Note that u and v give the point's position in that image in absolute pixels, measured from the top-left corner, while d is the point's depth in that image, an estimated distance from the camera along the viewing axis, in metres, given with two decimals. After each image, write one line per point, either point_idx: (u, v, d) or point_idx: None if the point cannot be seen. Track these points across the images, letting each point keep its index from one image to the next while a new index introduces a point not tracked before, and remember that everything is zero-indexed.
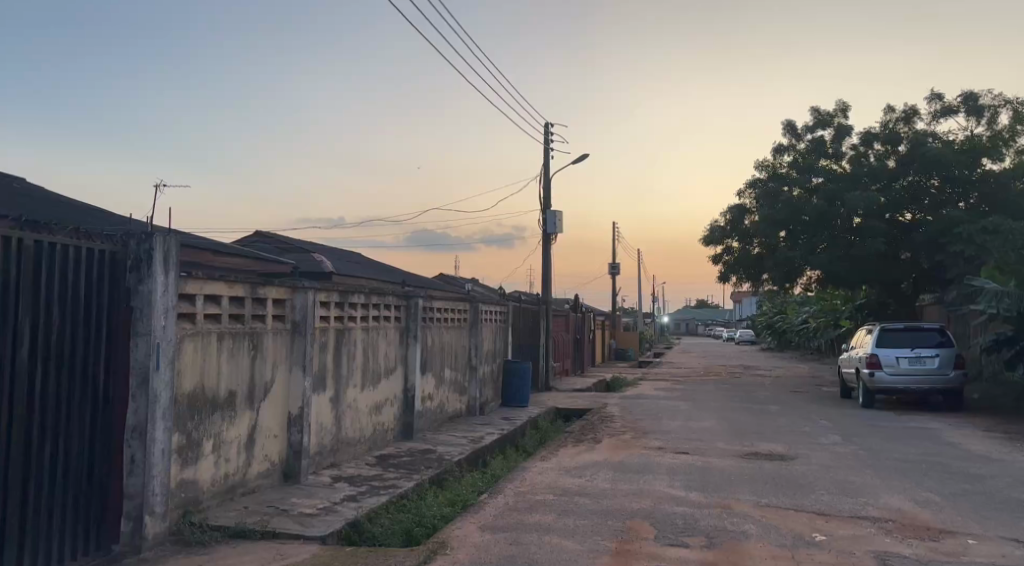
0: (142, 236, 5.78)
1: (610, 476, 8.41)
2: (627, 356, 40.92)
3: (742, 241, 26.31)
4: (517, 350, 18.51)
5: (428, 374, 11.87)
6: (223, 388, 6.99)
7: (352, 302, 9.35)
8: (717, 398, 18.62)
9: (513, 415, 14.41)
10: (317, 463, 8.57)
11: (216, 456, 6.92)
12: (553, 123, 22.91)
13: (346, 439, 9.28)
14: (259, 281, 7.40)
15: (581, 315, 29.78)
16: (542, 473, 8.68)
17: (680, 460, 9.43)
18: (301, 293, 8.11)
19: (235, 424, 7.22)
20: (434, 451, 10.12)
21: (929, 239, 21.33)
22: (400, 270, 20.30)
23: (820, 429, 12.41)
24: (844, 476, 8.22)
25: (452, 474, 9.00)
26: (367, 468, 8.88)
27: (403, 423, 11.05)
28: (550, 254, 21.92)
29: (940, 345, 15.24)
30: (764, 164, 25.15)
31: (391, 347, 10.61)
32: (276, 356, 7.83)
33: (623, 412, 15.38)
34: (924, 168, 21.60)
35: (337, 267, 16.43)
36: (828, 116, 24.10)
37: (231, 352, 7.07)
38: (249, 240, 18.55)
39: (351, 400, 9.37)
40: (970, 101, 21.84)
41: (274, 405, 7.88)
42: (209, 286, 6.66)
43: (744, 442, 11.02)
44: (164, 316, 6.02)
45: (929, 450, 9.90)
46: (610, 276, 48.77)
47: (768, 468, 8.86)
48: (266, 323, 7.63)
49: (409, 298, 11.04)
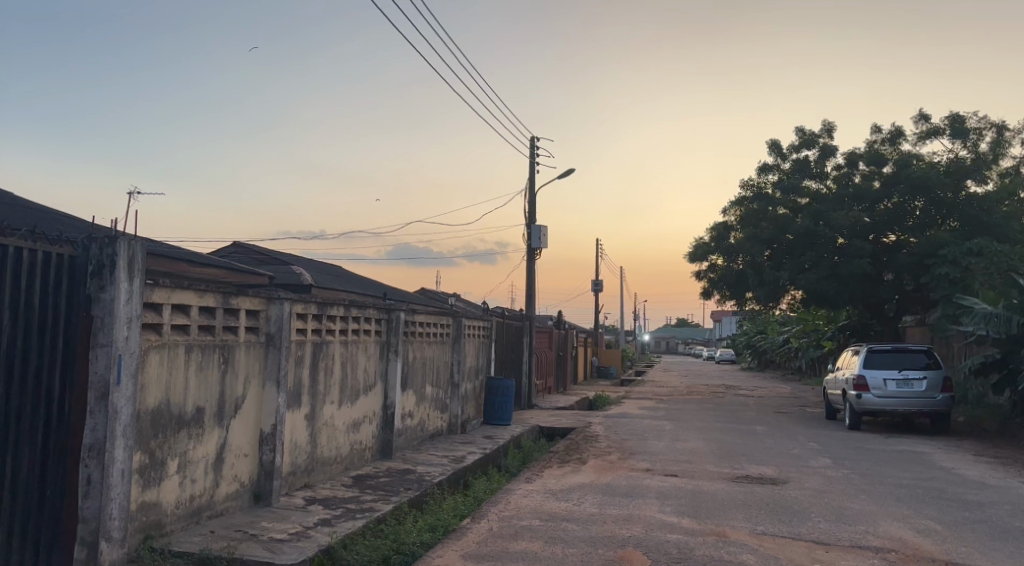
0: (105, 240, 5.35)
1: (597, 500, 8.04)
2: (609, 374, 40.61)
3: (726, 259, 26.20)
4: (499, 366, 18.14)
5: (408, 391, 11.47)
6: (190, 404, 6.56)
7: (331, 314, 8.94)
8: (702, 418, 18.34)
9: (495, 434, 14.03)
10: (290, 484, 8.14)
11: (181, 476, 6.49)
12: (538, 137, 22.79)
13: (322, 458, 8.86)
14: (232, 290, 7.01)
15: (564, 332, 29.46)
16: (527, 496, 8.32)
17: (669, 483, 9.10)
18: (277, 304, 7.71)
19: (202, 443, 6.79)
20: (414, 471, 9.72)
21: (914, 260, 21.29)
22: (381, 284, 19.90)
23: (809, 452, 12.14)
24: (839, 502, 7.93)
25: (433, 496, 8.60)
26: (343, 490, 8.46)
27: (382, 441, 10.65)
28: (534, 269, 21.64)
29: (928, 367, 15.10)
30: (749, 184, 25.12)
31: (372, 362, 10.22)
32: (248, 370, 7.41)
33: (608, 431, 15.04)
34: (909, 189, 21.61)
35: (316, 279, 16.02)
36: (813, 136, 24.12)
37: (200, 366, 6.66)
38: (226, 250, 18.10)
39: (327, 417, 8.96)
40: (956, 123, 21.93)
41: (245, 423, 7.45)
42: (176, 295, 6.25)
43: (733, 464, 10.73)
44: (128, 326, 5.58)
45: (923, 475, 9.67)
46: (593, 292, 48.67)
47: (761, 492, 8.55)
48: (238, 335, 7.21)
49: (391, 312, 10.67)
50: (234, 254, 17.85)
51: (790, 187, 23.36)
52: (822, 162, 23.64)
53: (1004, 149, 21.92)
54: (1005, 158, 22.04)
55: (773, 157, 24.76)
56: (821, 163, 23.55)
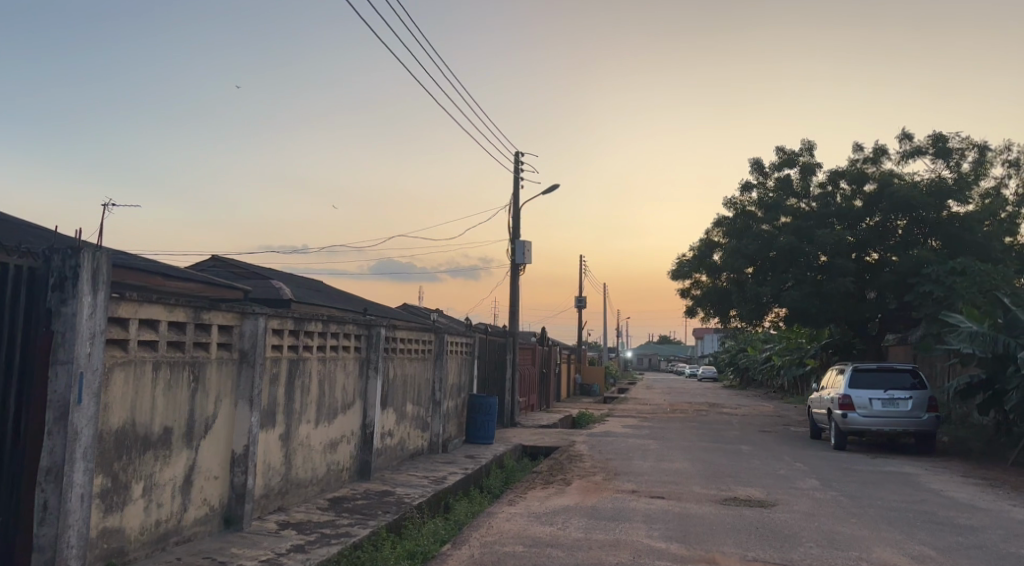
0: (67, 251, 5.06)
1: (582, 524, 7.78)
2: (592, 391, 40.36)
3: (710, 276, 26.15)
4: (482, 384, 17.85)
5: (388, 409, 11.15)
6: (157, 424, 6.24)
7: (308, 330, 8.64)
8: (686, 437, 18.12)
9: (478, 453, 13.71)
10: (263, 507, 7.81)
11: (146, 500, 6.15)
12: (522, 153, 22.67)
13: (296, 480, 8.53)
14: (204, 304, 6.72)
15: (547, 349, 29.22)
16: (510, 520, 8.03)
17: (656, 506, 8.86)
18: (251, 319, 7.41)
19: (170, 465, 6.46)
20: (393, 493, 9.40)
21: (898, 279, 21.30)
22: (362, 299, 19.57)
23: (795, 472, 11.97)
24: (830, 526, 7.73)
25: (413, 520, 8.29)
26: (318, 513, 8.13)
27: (360, 462, 10.32)
28: (518, 285, 21.42)
29: (913, 387, 15.02)
30: (733, 202, 25.13)
31: (350, 379, 9.92)
32: (219, 389, 7.10)
33: (593, 451, 14.77)
34: (892, 208, 21.67)
35: (295, 295, 15.69)
36: (794, 155, 24.20)
37: (169, 384, 6.35)
38: (203, 264, 17.73)
39: (303, 437, 8.64)
40: (938, 143, 22.09)
41: (216, 443, 7.13)
42: (144, 310, 5.94)
43: (720, 486, 10.50)
44: (91, 342, 5.27)
45: (913, 498, 9.49)
46: (577, 309, 48.55)
47: (749, 515, 8.34)
48: (209, 351, 6.91)
49: (371, 327, 10.38)
50: (212, 269, 17.48)
51: (772, 205, 23.37)
52: (805, 180, 23.66)
53: (985, 170, 22.12)
54: (986, 179, 22.23)
55: (755, 175, 24.78)
56: (804, 181, 23.58)
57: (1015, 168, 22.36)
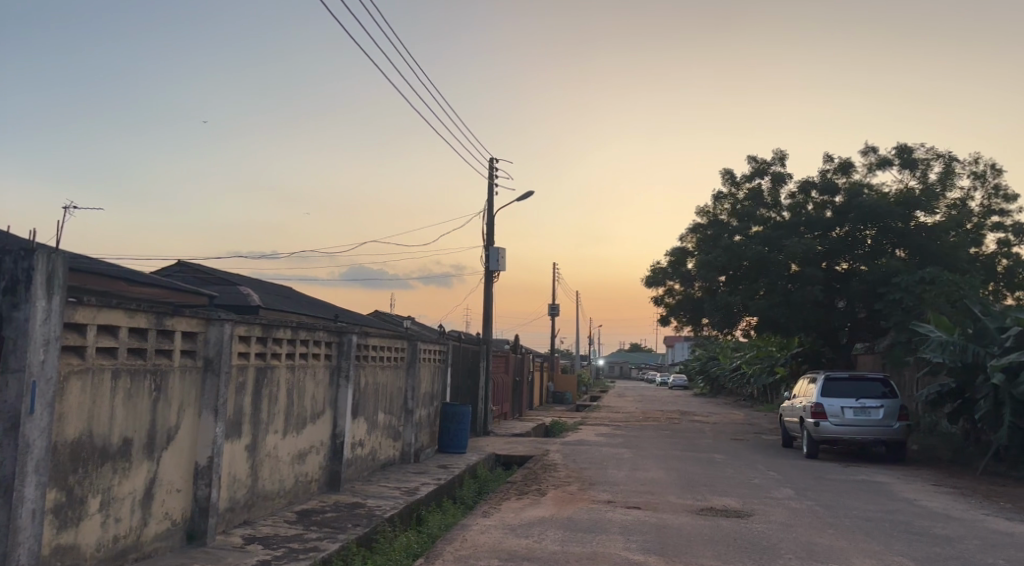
0: (20, 253, 4.79)
1: (558, 536, 7.61)
2: (565, 399, 40.28)
3: (683, 284, 26.22)
4: (455, 392, 17.62)
5: (359, 419, 10.89)
6: (115, 435, 5.95)
7: (276, 337, 8.37)
8: (660, 446, 18.04)
9: (450, 463, 13.47)
10: (227, 521, 7.52)
11: (103, 515, 5.85)
12: (497, 160, 22.58)
13: (263, 492, 8.25)
14: (167, 310, 6.44)
15: (520, 357, 29.05)
16: (486, 532, 7.83)
17: (632, 517, 8.72)
18: (216, 326, 7.14)
19: (129, 477, 6.16)
20: (364, 505, 9.15)
21: (867, 288, 21.52)
22: (333, 306, 19.25)
23: (770, 482, 11.93)
24: (809, 537, 7.64)
25: (384, 533, 8.06)
26: (286, 527, 7.86)
27: (329, 473, 10.04)
28: (492, 292, 21.24)
29: (884, 396, 15.13)
30: (705, 211, 25.27)
31: (320, 388, 9.66)
32: (182, 398, 6.82)
33: (567, 460, 14.61)
34: (861, 218, 21.90)
35: (264, 301, 15.34)
36: (765, 164, 24.37)
37: (128, 393, 6.06)
38: (169, 270, 17.30)
39: (270, 448, 8.36)
40: (904, 154, 22.45)
41: (179, 455, 6.84)
42: (103, 316, 5.66)
43: (696, 496, 10.41)
44: (44, 349, 4.97)
45: (888, 507, 9.48)
46: (550, 316, 48.53)
47: (727, 526, 8.24)
48: (172, 359, 6.64)
49: (342, 335, 10.13)
50: (178, 273, 17.04)
51: (744, 214, 23.54)
52: (775, 190, 23.87)
53: (951, 181, 22.50)
54: (951, 190, 22.61)
55: (726, 185, 24.95)
56: (774, 192, 23.79)
57: (980, 179, 22.78)
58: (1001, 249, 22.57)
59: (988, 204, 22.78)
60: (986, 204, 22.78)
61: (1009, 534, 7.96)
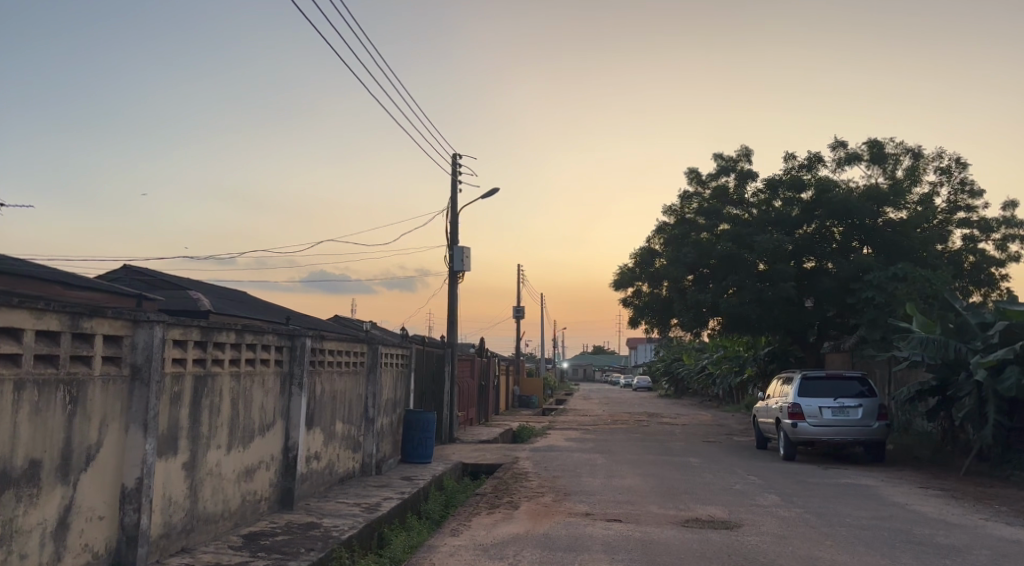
0: None
1: (537, 557, 6.88)
2: (531, 403, 39.70)
3: (651, 284, 25.78)
4: (419, 398, 16.79)
5: (314, 430, 10.03)
6: (19, 457, 5.01)
7: (217, 341, 7.49)
8: (633, 450, 17.41)
9: (415, 474, 12.67)
10: (162, 549, 6.63)
11: (3, 554, 4.88)
12: (461, 156, 21.95)
13: (204, 515, 7.36)
14: (85, 311, 5.55)
15: (486, 360, 28.32)
16: (456, 555, 7.06)
17: (614, 531, 8.04)
18: (145, 329, 6.25)
19: (38, 507, 5.21)
20: (320, 525, 8.31)
21: (839, 285, 21.26)
22: (289, 310, 18.28)
23: (753, 488, 11.37)
24: (808, 551, 7.04)
25: (341, 558, 7.25)
26: (229, 554, 6.98)
27: (281, 490, 9.17)
28: (456, 293, 20.47)
29: (862, 395, 14.74)
30: (671, 210, 24.85)
31: (270, 398, 8.80)
32: (105, 411, 5.91)
33: (539, 468, 13.91)
34: (831, 214, 21.60)
35: (214, 305, 14.33)
36: (731, 162, 24.02)
37: (35, 407, 5.14)
38: (111, 273, 16.22)
39: (212, 465, 7.49)
40: (874, 148, 22.30)
41: (102, 476, 5.93)
42: (2, 316, 4.75)
43: (678, 505, 9.80)
44: None
45: (882, 514, 8.96)
46: (514, 319, 47.94)
47: (717, 539, 7.62)
48: (92, 367, 5.75)
49: (294, 338, 9.30)
50: (121, 277, 15.91)
51: (711, 212, 23.15)
52: (741, 188, 23.54)
53: (918, 177, 22.46)
54: (919, 184, 22.54)
55: (692, 184, 24.54)
56: (740, 189, 23.42)
57: (946, 175, 22.75)
58: (967, 245, 22.58)
59: (955, 199, 22.76)
60: (952, 201, 22.77)
61: (1016, 542, 7.48)
